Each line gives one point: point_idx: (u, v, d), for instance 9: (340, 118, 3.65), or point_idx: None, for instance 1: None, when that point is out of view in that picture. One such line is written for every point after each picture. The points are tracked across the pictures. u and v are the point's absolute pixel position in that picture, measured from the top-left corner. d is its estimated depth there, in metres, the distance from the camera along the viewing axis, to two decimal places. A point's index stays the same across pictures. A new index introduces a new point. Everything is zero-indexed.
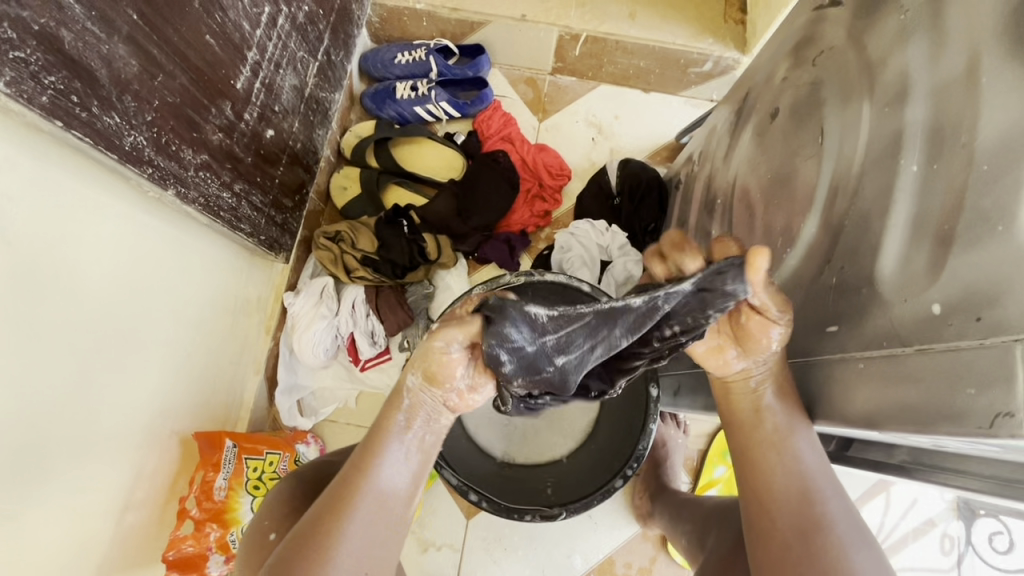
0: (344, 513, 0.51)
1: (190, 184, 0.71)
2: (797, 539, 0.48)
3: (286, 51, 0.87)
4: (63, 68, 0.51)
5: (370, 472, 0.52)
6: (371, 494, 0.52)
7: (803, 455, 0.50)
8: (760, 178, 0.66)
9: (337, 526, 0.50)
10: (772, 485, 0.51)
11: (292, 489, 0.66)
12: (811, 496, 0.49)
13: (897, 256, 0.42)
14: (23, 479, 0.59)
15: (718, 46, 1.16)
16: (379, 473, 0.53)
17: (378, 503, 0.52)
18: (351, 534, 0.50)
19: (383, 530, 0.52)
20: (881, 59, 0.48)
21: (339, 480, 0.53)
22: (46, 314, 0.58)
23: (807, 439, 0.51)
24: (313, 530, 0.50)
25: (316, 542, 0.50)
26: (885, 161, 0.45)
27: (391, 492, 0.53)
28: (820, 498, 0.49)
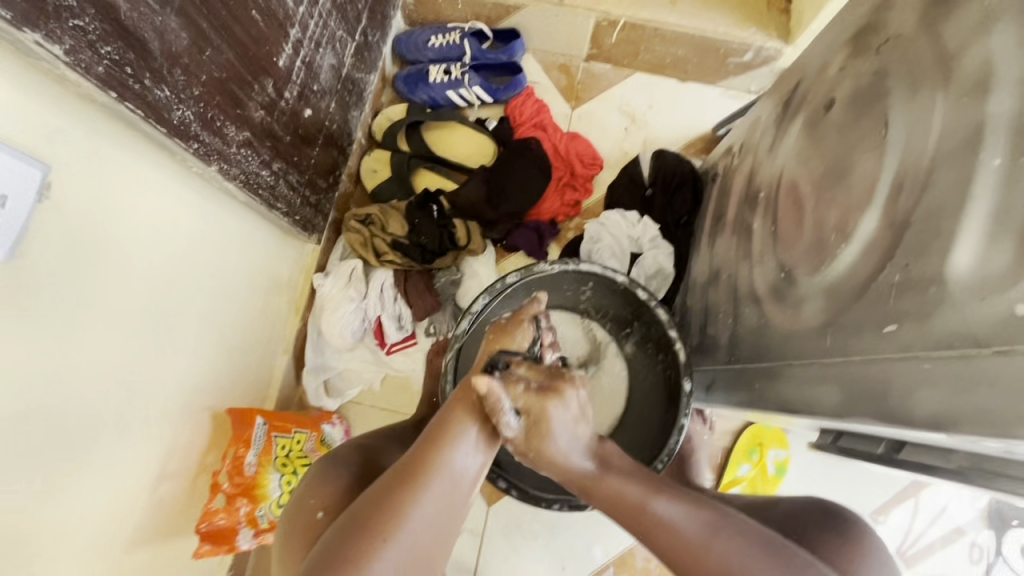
0: (421, 483, 0.51)
1: (232, 161, 0.71)
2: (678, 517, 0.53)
3: (326, 30, 0.87)
4: (119, 38, 0.51)
5: (449, 447, 0.53)
6: (449, 469, 0.53)
7: (661, 506, 0.53)
8: (810, 171, 0.64)
9: (410, 495, 0.50)
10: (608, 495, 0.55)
11: (332, 471, 0.65)
12: (632, 509, 0.53)
13: (972, 254, 0.40)
14: (63, 447, 0.60)
15: (761, 35, 1.13)
16: (458, 453, 0.54)
17: (454, 481, 0.53)
18: (425, 504, 0.51)
19: (453, 505, 0.53)
20: (958, 49, 0.46)
21: (418, 451, 0.53)
22: (94, 286, 0.59)
23: (615, 429, 0.62)
24: (386, 495, 0.50)
25: (387, 507, 0.50)
26: (961, 154, 0.43)
27: (464, 470, 0.54)
28: (636, 508, 0.53)
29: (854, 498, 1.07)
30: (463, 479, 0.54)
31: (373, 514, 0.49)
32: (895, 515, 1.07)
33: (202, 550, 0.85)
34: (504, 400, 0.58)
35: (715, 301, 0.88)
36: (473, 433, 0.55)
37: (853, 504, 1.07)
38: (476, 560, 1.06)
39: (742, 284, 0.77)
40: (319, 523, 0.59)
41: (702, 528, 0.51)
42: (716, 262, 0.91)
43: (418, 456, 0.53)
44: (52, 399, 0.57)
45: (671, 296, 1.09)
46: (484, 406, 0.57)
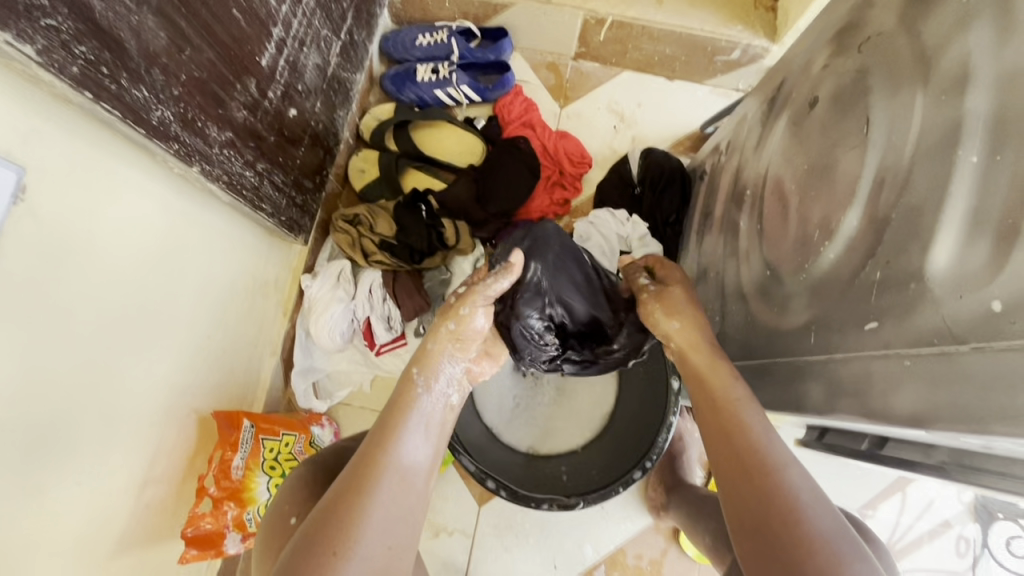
0: (366, 491, 0.53)
1: (214, 161, 0.70)
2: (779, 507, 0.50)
3: (310, 29, 0.86)
4: (93, 38, 0.50)
5: (385, 451, 0.56)
6: (392, 468, 0.55)
7: (761, 431, 0.56)
8: (794, 169, 0.64)
9: (360, 503, 0.52)
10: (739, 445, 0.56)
11: (312, 477, 0.65)
12: (771, 470, 0.53)
13: (951, 251, 0.40)
14: (42, 453, 0.59)
15: (747, 33, 1.13)
16: (396, 453, 0.56)
17: (403, 476, 0.56)
18: (378, 508, 0.52)
19: (409, 500, 0.55)
20: (937, 47, 0.46)
21: (360, 459, 0.56)
22: (74, 290, 0.58)
23: (756, 413, 0.58)
24: (333, 511, 0.51)
25: (339, 521, 0.50)
26: (939, 152, 0.43)
27: (409, 465, 0.57)
28: (776, 469, 0.53)
29: (842, 493, 1.08)
30: (410, 473, 0.57)
31: (326, 531, 0.49)
32: (883, 509, 1.08)
33: (189, 555, 0.83)
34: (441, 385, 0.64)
35: (703, 299, 0.88)
36: (410, 426, 0.59)
37: (842, 499, 1.08)
38: (468, 560, 1.06)
39: (729, 282, 0.78)
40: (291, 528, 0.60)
41: (810, 521, 0.49)
42: (704, 260, 0.92)
43: (359, 469, 0.54)
44: (31, 405, 0.56)
45: None
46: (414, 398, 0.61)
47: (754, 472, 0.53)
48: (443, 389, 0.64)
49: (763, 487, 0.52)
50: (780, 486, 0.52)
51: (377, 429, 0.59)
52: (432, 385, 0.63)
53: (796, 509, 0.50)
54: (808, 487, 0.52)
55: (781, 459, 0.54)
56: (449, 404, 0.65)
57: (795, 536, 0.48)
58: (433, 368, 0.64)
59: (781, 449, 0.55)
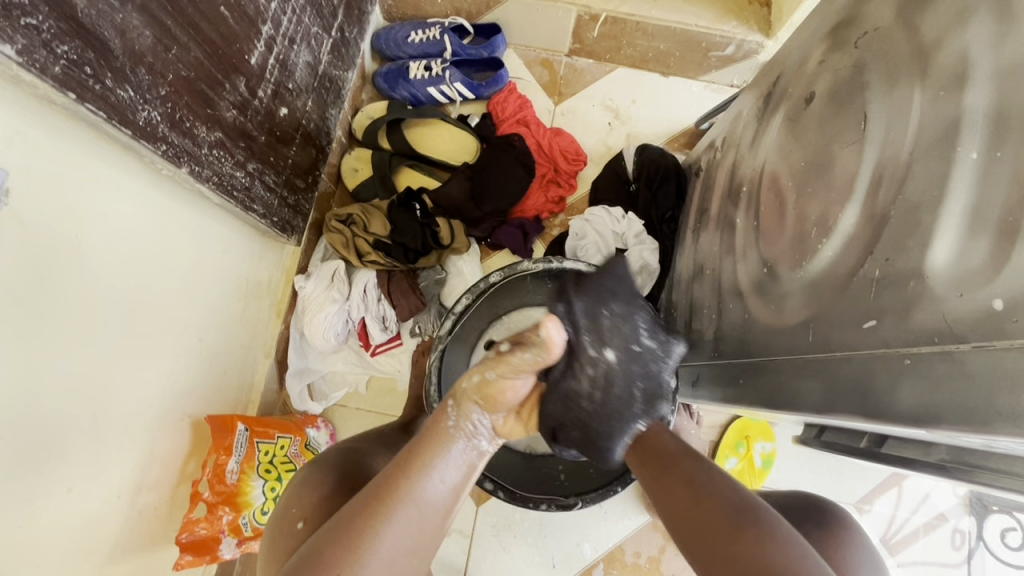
0: (383, 519, 0.47)
1: (203, 162, 0.69)
2: (697, 494, 0.52)
3: (300, 26, 0.85)
4: (76, 37, 0.49)
5: (410, 483, 0.48)
6: (415, 501, 0.48)
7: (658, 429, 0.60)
8: (792, 165, 0.63)
9: (373, 530, 0.46)
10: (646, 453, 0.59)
11: (319, 479, 0.62)
12: (688, 459, 0.56)
13: (952, 249, 0.40)
14: (32, 461, 0.58)
15: (741, 29, 1.13)
16: (421, 490, 0.49)
17: (423, 512, 0.48)
18: (391, 537, 0.47)
19: (425, 537, 0.49)
20: (935, 42, 0.46)
21: (376, 486, 0.48)
22: (60, 295, 0.57)
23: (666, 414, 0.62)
24: (347, 534, 0.46)
25: (347, 544, 0.46)
26: (938, 148, 0.43)
27: (431, 501, 0.49)
28: (678, 459, 0.56)
29: (839, 488, 1.08)
30: (431, 510, 0.49)
31: (333, 555, 0.45)
32: (880, 503, 1.08)
33: (184, 561, 0.82)
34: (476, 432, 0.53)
35: (699, 297, 0.88)
36: (439, 465, 0.50)
37: (839, 493, 1.08)
38: (466, 560, 1.05)
39: (726, 279, 0.77)
40: (298, 532, 0.57)
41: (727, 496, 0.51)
42: (701, 257, 0.91)
43: (379, 493, 0.48)
44: (19, 412, 0.55)
45: (657, 292, 1.09)
46: (445, 439, 0.51)
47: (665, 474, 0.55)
48: (478, 432, 0.53)
49: (684, 485, 0.53)
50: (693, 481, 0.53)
51: (405, 456, 0.50)
52: (471, 427, 0.52)
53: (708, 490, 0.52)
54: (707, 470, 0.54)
55: (680, 449, 0.57)
56: (481, 449, 0.53)
57: (713, 519, 0.49)
58: (469, 409, 0.52)
59: (680, 442, 0.58)
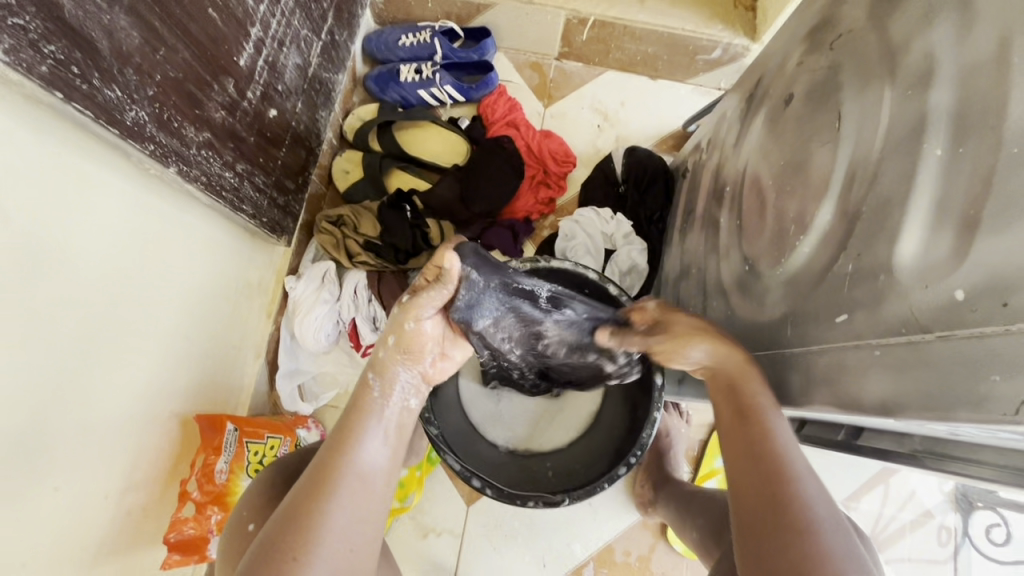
0: (322, 495, 0.51)
1: (191, 162, 0.70)
2: (787, 524, 0.47)
3: (290, 29, 0.85)
4: (63, 37, 0.50)
5: (343, 454, 0.53)
6: (350, 473, 0.53)
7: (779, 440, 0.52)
8: (771, 165, 0.65)
9: (316, 504, 0.50)
10: (762, 472, 0.50)
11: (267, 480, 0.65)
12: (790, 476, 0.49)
13: (918, 244, 0.41)
14: (17, 462, 0.58)
15: (728, 32, 1.14)
16: (351, 457, 0.53)
17: (358, 481, 0.53)
18: (336, 513, 0.50)
19: (364, 505, 0.52)
20: (902, 44, 0.47)
21: (315, 468, 0.53)
22: (49, 292, 0.58)
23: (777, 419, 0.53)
24: (291, 518, 0.49)
25: (296, 522, 0.49)
26: (906, 145, 0.44)
27: (366, 469, 0.54)
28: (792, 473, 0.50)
29: (827, 485, 1.09)
30: (368, 477, 0.53)
31: (283, 531, 0.49)
32: (867, 501, 1.09)
33: (171, 560, 0.83)
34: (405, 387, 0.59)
35: (686, 295, 0.89)
36: (370, 425, 0.56)
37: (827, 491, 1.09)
38: (456, 560, 1.06)
39: (711, 277, 0.78)
40: (251, 535, 0.60)
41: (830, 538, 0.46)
42: (687, 257, 0.92)
43: (320, 471, 0.52)
44: (7, 411, 0.55)
45: (645, 292, 1.10)
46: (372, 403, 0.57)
47: (778, 500, 0.48)
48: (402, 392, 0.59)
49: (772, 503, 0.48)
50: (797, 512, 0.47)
51: (338, 431, 0.56)
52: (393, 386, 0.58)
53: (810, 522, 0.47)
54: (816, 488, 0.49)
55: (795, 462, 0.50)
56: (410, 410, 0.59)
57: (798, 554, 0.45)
58: (390, 376, 0.58)
59: (799, 457, 0.51)
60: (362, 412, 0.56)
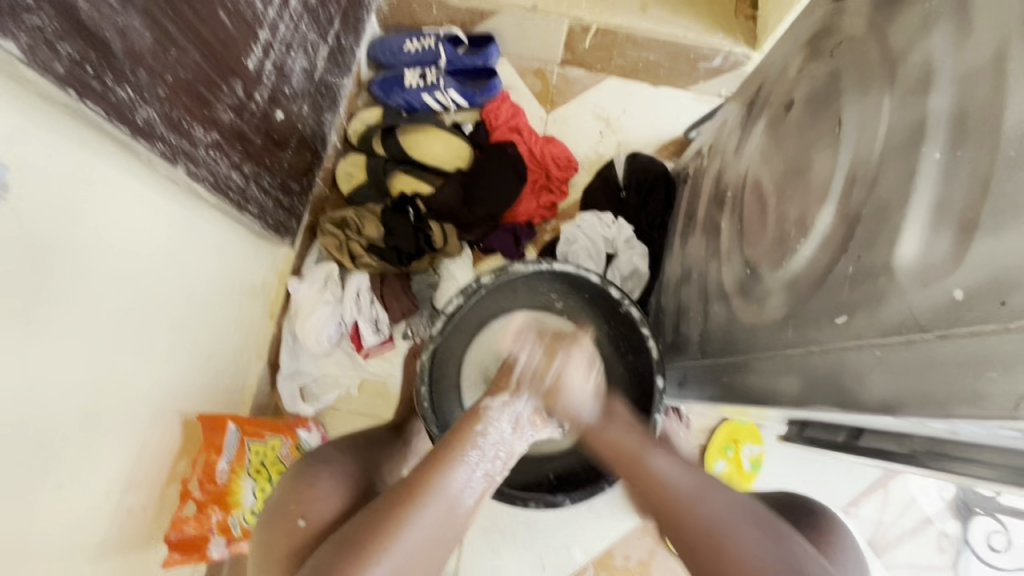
0: (414, 506, 0.51)
1: (199, 161, 0.71)
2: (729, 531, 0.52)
3: (297, 33, 0.87)
4: (78, 38, 0.50)
5: (444, 474, 0.52)
6: (445, 494, 0.52)
7: (665, 471, 0.56)
8: (773, 170, 0.65)
9: (398, 515, 0.50)
10: (651, 496, 0.55)
11: (319, 477, 0.66)
12: (679, 497, 0.54)
13: (916, 245, 0.42)
14: (21, 461, 0.58)
15: (728, 41, 1.16)
16: (451, 481, 0.52)
17: (451, 505, 0.52)
18: (420, 527, 0.50)
19: (449, 529, 0.52)
20: (901, 51, 0.48)
21: (413, 477, 0.53)
22: (51, 295, 0.58)
23: (659, 454, 0.58)
24: (383, 519, 0.50)
25: (385, 528, 0.50)
26: (906, 149, 0.45)
27: (461, 495, 0.52)
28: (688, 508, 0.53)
29: (827, 491, 1.09)
30: (461, 505, 0.52)
31: (368, 537, 0.50)
32: (866, 507, 1.09)
33: (172, 560, 0.83)
34: (512, 419, 0.57)
35: (687, 299, 0.89)
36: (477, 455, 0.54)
37: (828, 497, 1.09)
38: (456, 563, 1.05)
39: (712, 281, 0.79)
40: (302, 531, 0.60)
41: (748, 541, 0.51)
42: (688, 261, 0.93)
43: (414, 482, 0.52)
44: (9, 411, 0.55)
45: (646, 296, 1.10)
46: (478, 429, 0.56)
47: (677, 518, 0.54)
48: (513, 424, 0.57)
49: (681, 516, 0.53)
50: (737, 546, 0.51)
51: (443, 447, 0.55)
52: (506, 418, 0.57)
53: (725, 532, 0.52)
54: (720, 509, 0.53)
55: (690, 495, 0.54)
56: (509, 445, 0.56)
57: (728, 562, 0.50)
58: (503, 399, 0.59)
59: (693, 479, 0.56)
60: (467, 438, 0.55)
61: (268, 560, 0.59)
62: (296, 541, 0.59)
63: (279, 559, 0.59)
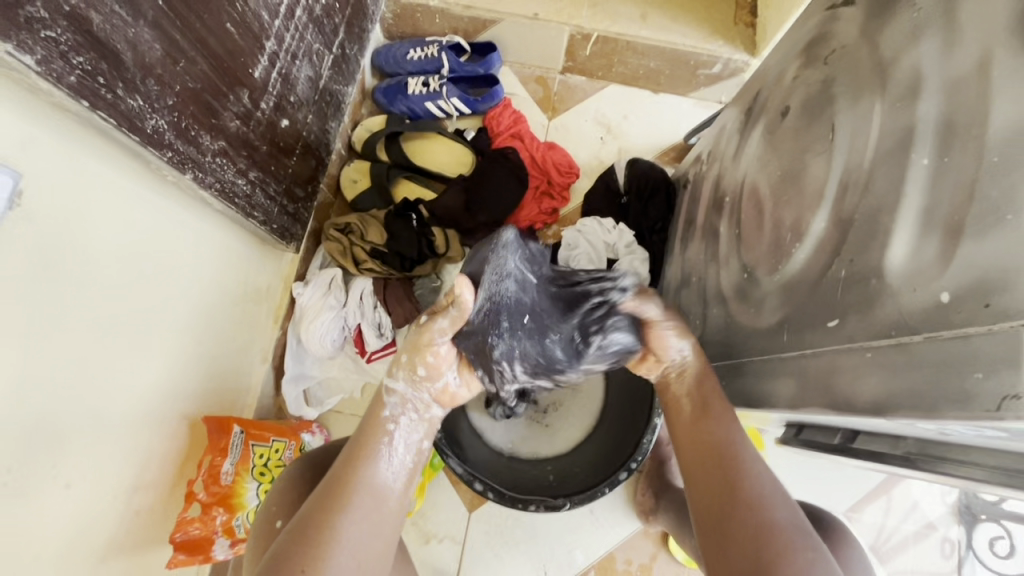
0: (341, 505, 0.57)
1: (207, 169, 0.73)
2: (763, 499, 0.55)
3: (303, 43, 0.88)
4: (91, 49, 0.52)
5: (360, 470, 0.60)
6: (363, 488, 0.59)
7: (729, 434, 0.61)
8: (770, 175, 0.66)
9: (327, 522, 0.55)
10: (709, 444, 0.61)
11: (296, 478, 0.69)
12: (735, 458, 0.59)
13: (906, 249, 0.43)
14: (26, 468, 0.59)
15: (727, 48, 1.17)
16: (369, 473, 0.60)
17: (374, 496, 0.59)
18: (351, 526, 0.56)
19: (379, 518, 0.58)
20: (892, 58, 0.49)
21: (333, 478, 0.59)
22: (55, 303, 0.59)
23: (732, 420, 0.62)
24: (311, 525, 0.55)
25: (314, 534, 0.54)
26: (896, 154, 0.45)
27: (381, 484, 0.60)
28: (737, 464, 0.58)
29: (829, 496, 1.09)
30: (383, 493, 0.60)
31: (303, 539, 0.54)
32: (869, 512, 1.09)
33: (178, 560, 0.83)
34: (407, 405, 0.64)
35: (686, 304, 0.90)
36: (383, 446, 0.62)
37: (830, 502, 1.09)
38: (458, 567, 1.06)
39: (711, 285, 0.80)
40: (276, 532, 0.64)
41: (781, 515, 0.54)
42: (687, 266, 0.94)
43: (335, 481, 0.59)
44: (13, 419, 0.56)
45: None
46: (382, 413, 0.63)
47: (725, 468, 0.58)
48: (410, 407, 0.64)
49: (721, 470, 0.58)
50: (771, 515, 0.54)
51: (352, 447, 0.62)
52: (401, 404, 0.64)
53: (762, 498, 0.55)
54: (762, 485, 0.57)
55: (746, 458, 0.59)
56: (417, 427, 0.64)
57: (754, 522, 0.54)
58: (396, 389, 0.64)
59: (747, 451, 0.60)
60: (375, 431, 0.63)
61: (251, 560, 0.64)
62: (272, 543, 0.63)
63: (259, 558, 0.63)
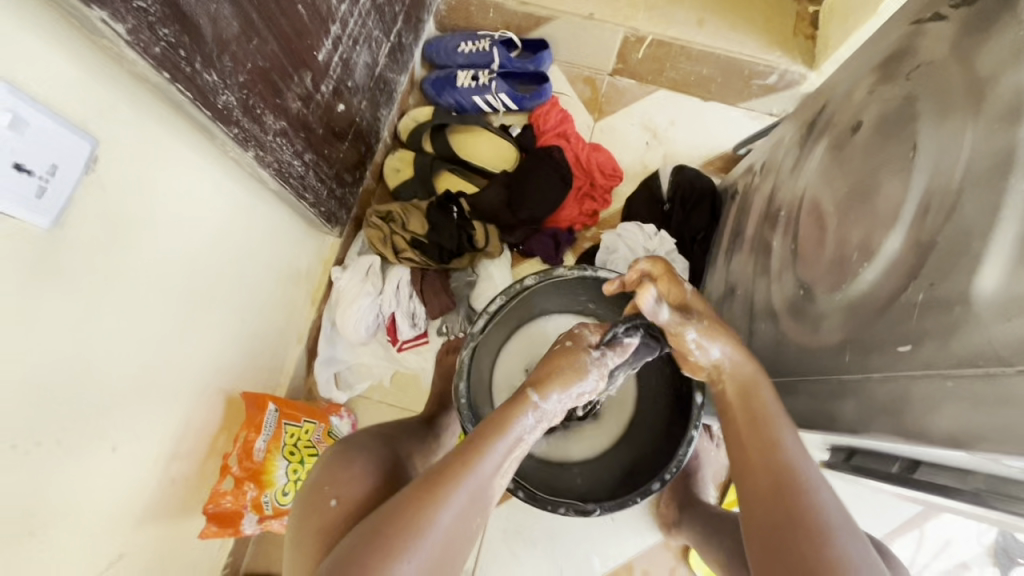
0: (437, 503, 0.53)
1: (267, 148, 0.73)
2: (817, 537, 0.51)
3: (364, 29, 0.89)
4: (176, 23, 0.53)
5: (468, 467, 0.55)
6: (465, 490, 0.55)
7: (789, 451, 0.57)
8: (834, 192, 0.64)
9: (423, 515, 0.52)
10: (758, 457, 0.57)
11: (351, 456, 0.68)
12: (797, 487, 0.54)
13: (998, 278, 0.41)
14: (77, 428, 0.60)
15: (785, 59, 1.15)
16: (476, 470, 0.55)
17: (473, 501, 0.55)
18: (438, 526, 0.53)
19: (469, 524, 0.55)
20: (989, 77, 0.47)
21: (439, 466, 0.56)
22: (117, 269, 0.60)
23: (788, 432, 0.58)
24: (403, 511, 0.53)
25: (402, 525, 0.52)
26: (991, 179, 0.44)
27: (486, 488, 0.56)
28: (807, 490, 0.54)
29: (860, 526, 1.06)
30: (482, 497, 0.56)
31: (393, 526, 0.52)
32: (899, 546, 1.06)
33: (209, 531, 0.86)
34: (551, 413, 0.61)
35: (729, 316, 0.89)
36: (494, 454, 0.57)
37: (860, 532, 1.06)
38: (475, 563, 1.06)
39: (759, 300, 0.78)
40: (332, 510, 0.62)
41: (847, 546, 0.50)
42: (732, 278, 0.92)
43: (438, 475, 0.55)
44: (70, 379, 0.58)
45: None
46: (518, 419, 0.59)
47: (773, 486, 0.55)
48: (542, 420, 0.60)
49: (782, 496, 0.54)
50: (843, 543, 0.50)
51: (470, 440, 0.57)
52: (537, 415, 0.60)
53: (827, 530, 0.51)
54: (830, 498, 0.54)
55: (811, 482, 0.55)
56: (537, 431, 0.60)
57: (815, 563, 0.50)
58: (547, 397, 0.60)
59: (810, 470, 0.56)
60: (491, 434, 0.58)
61: (299, 533, 0.62)
62: (327, 520, 0.61)
63: (311, 536, 0.61)
